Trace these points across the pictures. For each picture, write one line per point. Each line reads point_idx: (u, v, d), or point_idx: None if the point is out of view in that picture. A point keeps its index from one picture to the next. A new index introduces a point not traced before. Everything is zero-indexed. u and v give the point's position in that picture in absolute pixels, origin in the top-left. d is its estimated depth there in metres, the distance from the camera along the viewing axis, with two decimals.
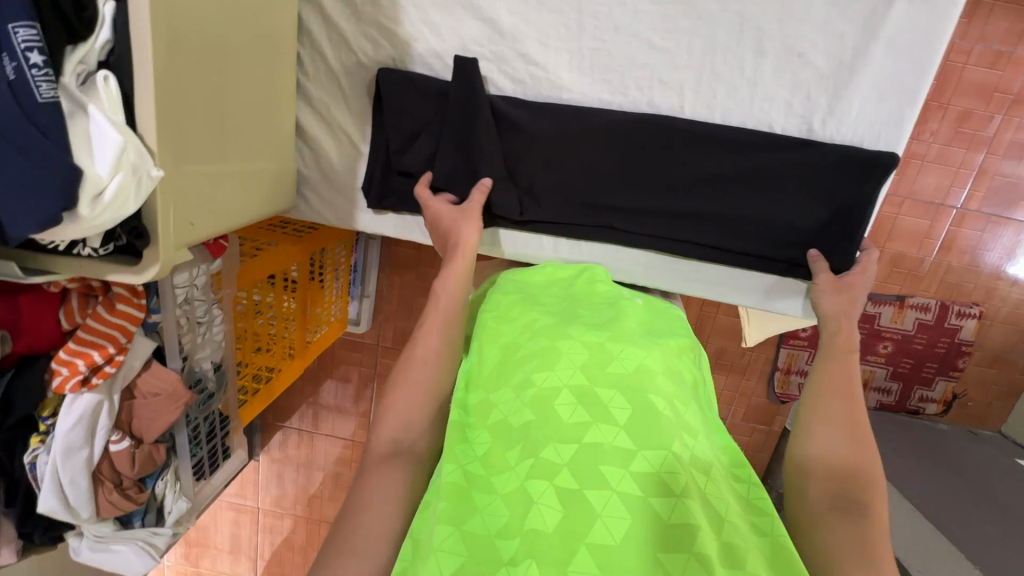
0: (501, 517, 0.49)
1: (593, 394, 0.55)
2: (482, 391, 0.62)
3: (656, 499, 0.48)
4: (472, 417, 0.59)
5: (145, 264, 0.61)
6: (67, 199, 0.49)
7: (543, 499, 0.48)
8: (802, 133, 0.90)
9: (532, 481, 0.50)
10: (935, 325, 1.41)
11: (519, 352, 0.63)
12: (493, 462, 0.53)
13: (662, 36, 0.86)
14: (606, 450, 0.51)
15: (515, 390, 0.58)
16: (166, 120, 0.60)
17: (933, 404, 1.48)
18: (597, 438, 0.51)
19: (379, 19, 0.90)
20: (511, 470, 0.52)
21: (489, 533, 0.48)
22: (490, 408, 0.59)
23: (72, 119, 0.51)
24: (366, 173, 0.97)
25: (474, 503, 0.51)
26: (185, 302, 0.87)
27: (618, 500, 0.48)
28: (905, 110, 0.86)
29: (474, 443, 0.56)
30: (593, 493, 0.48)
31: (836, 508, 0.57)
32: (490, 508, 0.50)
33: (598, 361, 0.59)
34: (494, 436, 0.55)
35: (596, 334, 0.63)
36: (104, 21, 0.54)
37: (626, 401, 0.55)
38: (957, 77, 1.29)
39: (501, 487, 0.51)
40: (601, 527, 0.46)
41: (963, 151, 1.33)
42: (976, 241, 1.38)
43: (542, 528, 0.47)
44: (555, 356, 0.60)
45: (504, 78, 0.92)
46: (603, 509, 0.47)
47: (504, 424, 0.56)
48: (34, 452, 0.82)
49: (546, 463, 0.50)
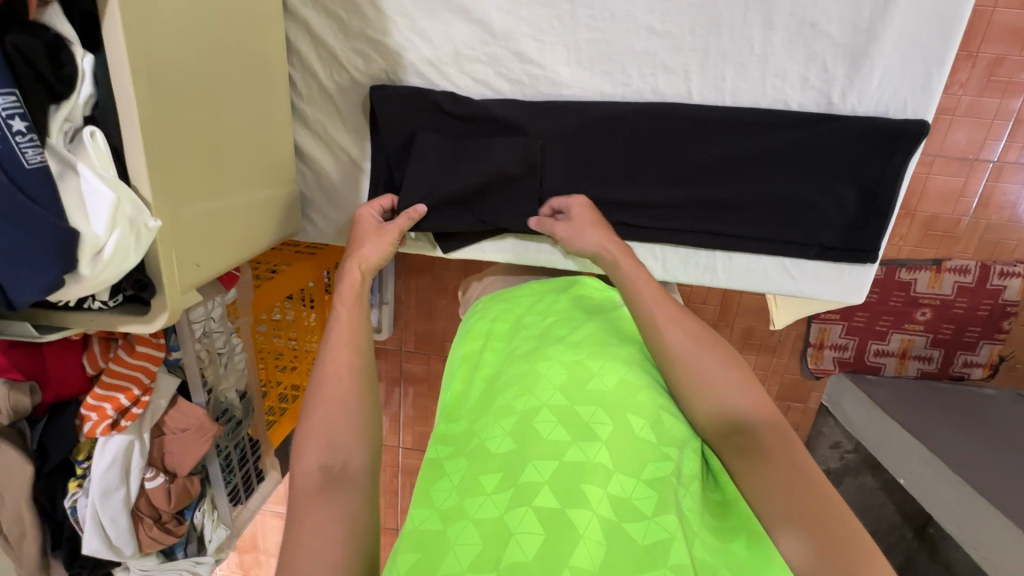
0: (473, 547, 0.47)
1: (574, 413, 0.54)
2: (465, 421, 0.61)
3: (633, 520, 0.47)
4: (447, 451, 0.59)
5: (155, 313, 0.60)
6: (66, 261, 0.49)
7: (522, 527, 0.47)
8: (821, 107, 0.85)
9: (511, 511, 0.48)
10: (976, 287, 1.34)
11: (499, 380, 0.63)
12: (470, 487, 0.52)
13: (661, 20, 0.82)
14: (586, 468, 0.50)
15: (495, 417, 0.57)
16: (158, 169, 0.59)
17: (979, 368, 1.42)
18: (577, 457, 0.50)
19: (367, 32, 0.87)
20: (490, 497, 0.50)
21: (462, 567, 0.46)
22: (471, 435, 0.58)
23: (63, 179, 0.51)
24: (370, 188, 0.96)
25: (446, 538, 0.49)
26: (204, 335, 0.88)
27: (596, 524, 0.47)
28: (932, 72, 0.80)
29: (450, 475, 0.55)
30: (574, 517, 0.47)
31: (779, 493, 0.51)
32: (464, 538, 0.48)
33: (579, 377, 0.57)
34: (471, 463, 0.55)
35: (577, 350, 0.61)
36: (83, 76, 0.53)
37: (608, 416, 0.53)
38: (985, 22, 1.20)
39: (475, 515, 0.50)
40: (579, 551, 0.45)
41: (997, 101, 1.24)
42: (1017, 195, 1.30)
43: (521, 558, 0.45)
44: (535, 379, 0.59)
45: (500, 79, 0.88)
46: (583, 531, 0.46)
47: (482, 449, 0.55)
48: (73, 496, 0.83)
49: (524, 489, 0.49)
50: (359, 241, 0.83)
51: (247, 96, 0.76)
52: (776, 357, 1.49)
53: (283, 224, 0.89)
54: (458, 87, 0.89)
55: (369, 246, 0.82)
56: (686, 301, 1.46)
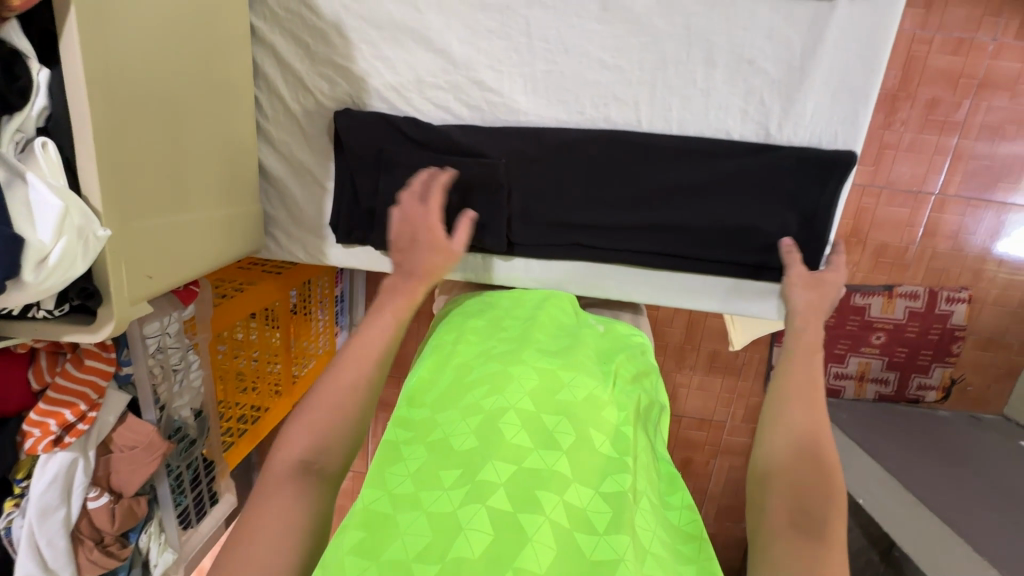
0: (421, 537, 0.43)
1: (539, 420, 0.51)
2: (428, 408, 0.56)
3: (583, 532, 0.44)
4: (408, 435, 0.54)
5: (102, 321, 0.61)
6: (9, 267, 0.49)
7: (472, 523, 0.43)
8: (760, 138, 0.90)
9: (465, 506, 0.44)
10: (925, 312, 1.42)
11: (467, 377, 0.58)
12: (425, 478, 0.48)
13: (613, 55, 0.88)
14: (546, 476, 0.46)
15: (461, 412, 0.53)
16: (111, 181, 0.60)
17: (933, 391, 1.48)
18: (538, 464, 0.47)
19: (333, 58, 0.91)
20: (444, 492, 0.46)
21: (407, 555, 0.42)
22: (433, 425, 0.53)
23: (9, 187, 0.51)
24: (333, 209, 0.98)
25: (396, 523, 0.45)
26: (158, 350, 0.89)
27: (550, 529, 0.43)
28: (859, 109, 0.87)
29: (408, 463, 0.50)
30: (527, 520, 0.43)
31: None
32: (412, 528, 0.44)
33: (548, 386, 0.54)
34: (430, 453, 0.50)
35: (551, 360, 0.58)
36: (38, 88, 0.54)
37: (573, 428, 0.51)
38: (921, 66, 1.30)
39: (428, 505, 0.45)
40: (528, 553, 0.41)
41: (935, 137, 1.34)
42: (958, 226, 1.38)
43: (468, 555, 0.41)
44: (505, 380, 0.55)
45: (460, 105, 0.92)
46: (534, 534, 0.42)
47: (443, 443, 0.50)
48: (9, 516, 0.80)
49: (481, 485, 0.45)
50: (411, 243, 0.72)
51: (206, 118, 0.78)
52: (741, 379, 1.52)
53: (238, 242, 0.89)
54: (420, 111, 0.93)
55: (419, 252, 0.71)
56: (654, 324, 1.50)
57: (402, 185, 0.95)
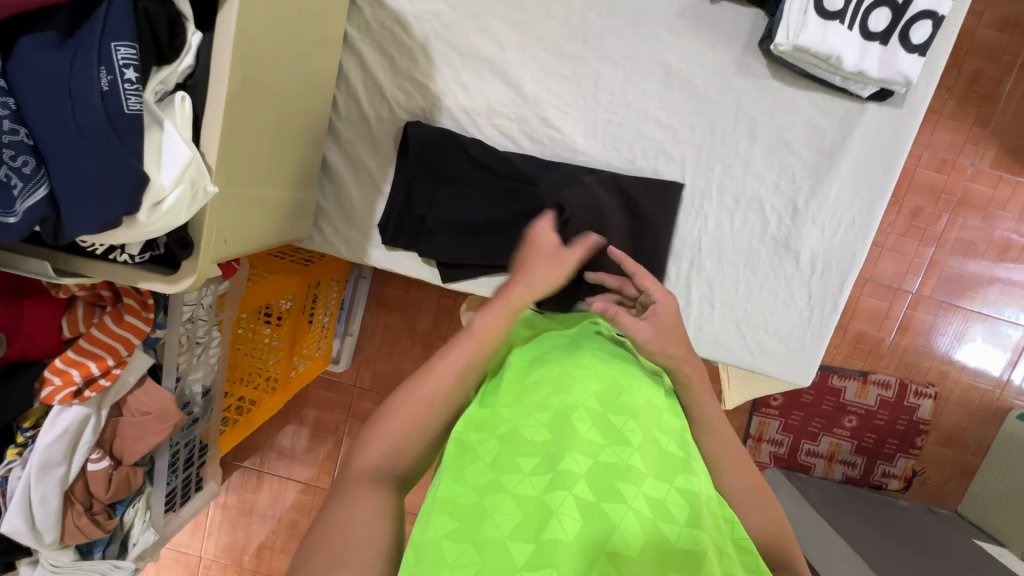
0: (512, 518, 0.46)
1: (607, 418, 0.54)
2: (494, 403, 0.58)
3: (667, 521, 0.47)
4: (476, 431, 0.56)
5: (181, 275, 0.63)
6: (131, 202, 0.54)
7: (563, 508, 0.46)
8: (789, 210, 0.99)
9: (551, 492, 0.47)
10: (895, 402, 1.51)
11: (528, 374, 0.60)
12: (504, 467, 0.50)
13: (668, 115, 0.97)
14: (622, 469, 0.49)
15: (529, 408, 0.55)
16: (223, 147, 0.64)
17: (895, 480, 1.54)
18: (613, 458, 0.50)
19: (414, 74, 0.97)
20: (525, 477, 0.49)
21: (502, 536, 0.45)
22: (502, 417, 0.55)
23: (148, 131, 0.56)
24: (385, 211, 1.01)
25: (483, 509, 0.47)
26: (190, 320, 0.86)
27: (634, 517, 0.46)
28: (877, 199, 0.97)
29: (481, 453, 0.53)
30: (611, 509, 0.46)
31: None
32: (501, 510, 0.47)
33: (611, 388, 0.57)
34: (503, 445, 0.52)
35: (610, 364, 0.61)
36: (189, 48, 0.60)
37: (639, 428, 0.54)
38: (910, 177, 1.46)
39: (514, 490, 0.48)
40: (618, 538, 0.45)
41: (916, 243, 1.48)
42: (930, 325, 1.50)
43: (562, 536, 0.44)
44: (570, 380, 0.57)
45: (522, 136, 1.00)
46: (620, 522, 0.46)
47: (515, 435, 0.53)
48: (9, 465, 0.79)
49: (564, 473, 0.48)
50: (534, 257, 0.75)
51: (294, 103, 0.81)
52: None
53: (291, 225, 0.91)
54: (485, 135, 1.00)
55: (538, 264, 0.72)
56: None
57: (455, 199, 1.00)
